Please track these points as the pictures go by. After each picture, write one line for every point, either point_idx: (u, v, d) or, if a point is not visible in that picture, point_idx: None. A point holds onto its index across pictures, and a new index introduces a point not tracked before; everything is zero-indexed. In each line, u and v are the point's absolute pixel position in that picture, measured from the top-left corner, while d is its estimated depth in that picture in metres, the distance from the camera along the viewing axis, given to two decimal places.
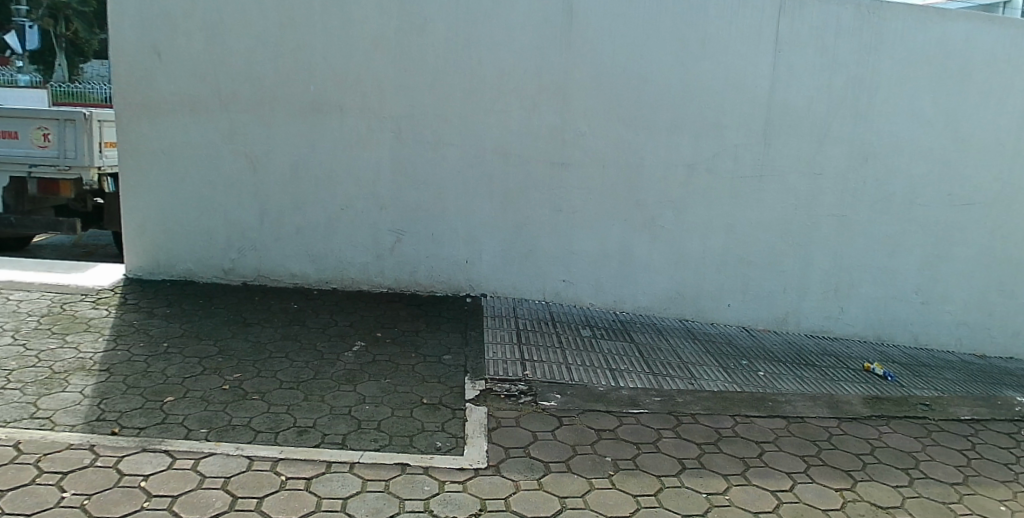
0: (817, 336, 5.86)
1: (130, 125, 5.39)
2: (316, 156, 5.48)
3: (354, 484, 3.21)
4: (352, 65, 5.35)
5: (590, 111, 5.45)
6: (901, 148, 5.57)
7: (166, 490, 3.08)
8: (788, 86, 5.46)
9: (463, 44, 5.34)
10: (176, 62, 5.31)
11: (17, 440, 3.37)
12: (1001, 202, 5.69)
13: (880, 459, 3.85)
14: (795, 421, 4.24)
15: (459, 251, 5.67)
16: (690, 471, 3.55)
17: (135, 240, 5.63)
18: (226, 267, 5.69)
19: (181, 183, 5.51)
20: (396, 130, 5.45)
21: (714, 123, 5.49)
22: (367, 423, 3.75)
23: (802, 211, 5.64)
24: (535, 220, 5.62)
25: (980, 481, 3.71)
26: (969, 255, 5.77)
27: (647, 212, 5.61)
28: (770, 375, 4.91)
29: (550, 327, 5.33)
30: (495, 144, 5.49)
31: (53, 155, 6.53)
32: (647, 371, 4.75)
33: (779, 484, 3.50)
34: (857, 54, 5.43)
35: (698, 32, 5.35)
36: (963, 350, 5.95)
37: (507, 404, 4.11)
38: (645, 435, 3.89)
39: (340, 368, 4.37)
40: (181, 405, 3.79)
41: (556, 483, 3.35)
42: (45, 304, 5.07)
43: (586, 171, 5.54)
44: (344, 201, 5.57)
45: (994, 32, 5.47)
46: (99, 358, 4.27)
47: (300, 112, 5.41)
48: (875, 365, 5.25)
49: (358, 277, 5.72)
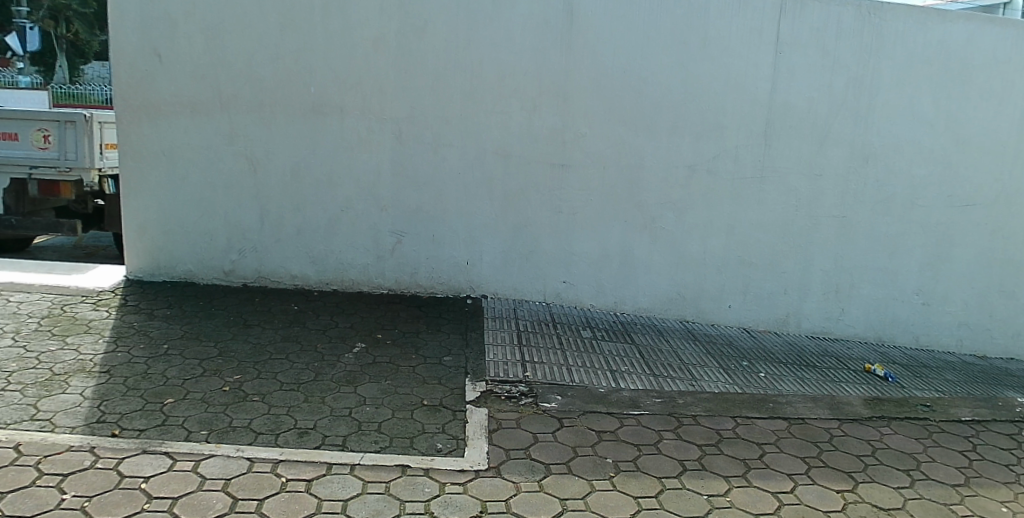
0: (818, 337, 5.86)
1: (131, 127, 5.39)
2: (316, 158, 5.48)
3: (354, 485, 3.21)
4: (353, 66, 5.35)
5: (590, 112, 5.44)
6: (902, 149, 5.56)
7: (166, 492, 3.07)
8: (789, 87, 5.46)
9: (464, 46, 5.34)
10: (176, 64, 5.31)
11: (17, 442, 3.36)
12: (1001, 203, 5.68)
13: (881, 460, 3.84)
14: (795, 422, 4.23)
15: (459, 252, 5.67)
16: (691, 473, 3.54)
17: (135, 241, 5.63)
18: (226, 268, 5.68)
19: (182, 184, 5.51)
20: (396, 132, 5.45)
21: (714, 124, 5.49)
22: (367, 424, 3.75)
23: (802, 213, 5.63)
24: (535, 221, 5.62)
25: (981, 482, 3.70)
26: (970, 256, 5.77)
27: (648, 213, 5.61)
28: (771, 376, 4.90)
29: (550, 329, 5.33)
30: (495, 146, 5.48)
31: (53, 156, 6.53)
32: (648, 372, 4.74)
33: (781, 485, 3.49)
34: (858, 55, 5.43)
35: (698, 34, 5.35)
36: (964, 351, 5.95)
37: (507, 405, 4.11)
38: (645, 437, 3.88)
39: (340, 370, 4.37)
40: (181, 407, 3.78)
41: (557, 485, 3.34)
42: (45, 306, 5.07)
43: (586, 172, 5.54)
44: (344, 203, 5.57)
45: (995, 32, 5.47)
46: (100, 359, 4.26)
47: (300, 113, 5.41)
48: (876, 366, 5.24)
49: (358, 278, 5.72)
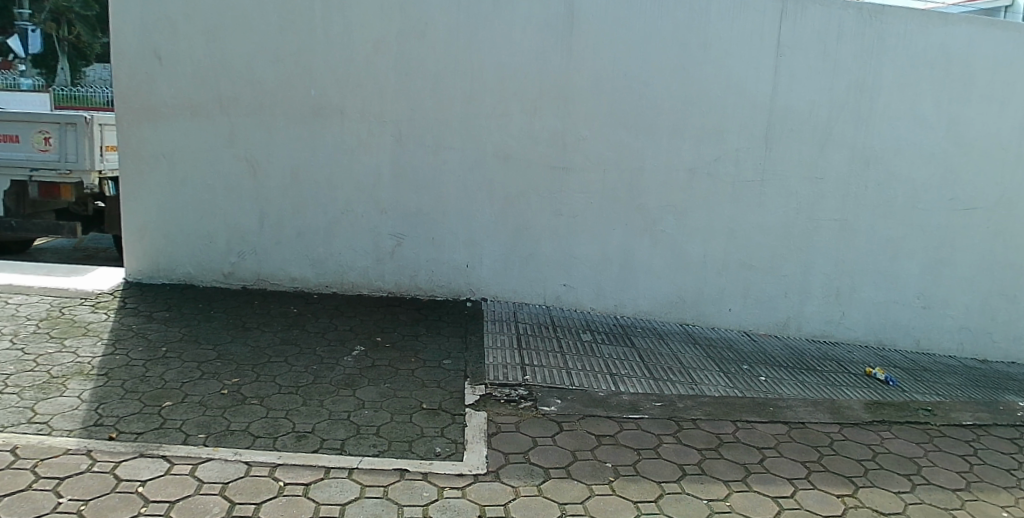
0: (819, 341, 5.84)
1: (131, 129, 5.39)
2: (316, 160, 5.47)
3: (352, 489, 3.19)
4: (353, 68, 5.34)
5: (590, 114, 5.43)
6: (902, 152, 5.55)
7: (164, 495, 3.06)
8: (789, 90, 5.45)
9: (464, 48, 5.33)
10: (176, 66, 5.31)
11: (14, 445, 3.35)
12: (1003, 206, 5.66)
13: (882, 465, 3.82)
14: (796, 426, 4.21)
15: (459, 255, 5.66)
16: (691, 477, 3.53)
17: (135, 243, 5.62)
18: (226, 270, 5.67)
19: (182, 186, 5.51)
20: (396, 134, 5.44)
21: (715, 127, 5.48)
22: (365, 428, 3.73)
23: (803, 216, 5.62)
24: (535, 224, 5.60)
25: (983, 487, 3.68)
26: (971, 259, 5.74)
27: (648, 216, 5.60)
28: (771, 379, 4.88)
29: (550, 332, 5.31)
30: (495, 148, 5.47)
31: (54, 158, 6.53)
32: (648, 375, 4.73)
33: (781, 490, 3.47)
34: (859, 58, 5.42)
35: (699, 36, 5.34)
36: (966, 355, 5.92)
37: (506, 409, 4.09)
38: (646, 441, 3.86)
39: (339, 373, 4.35)
40: (179, 410, 3.77)
41: (556, 489, 3.33)
42: (45, 308, 5.06)
43: (586, 174, 5.52)
44: (344, 205, 5.56)
45: (997, 34, 5.45)
46: (98, 362, 4.25)
47: (300, 116, 5.40)
48: (877, 370, 5.22)
49: (358, 281, 5.71)
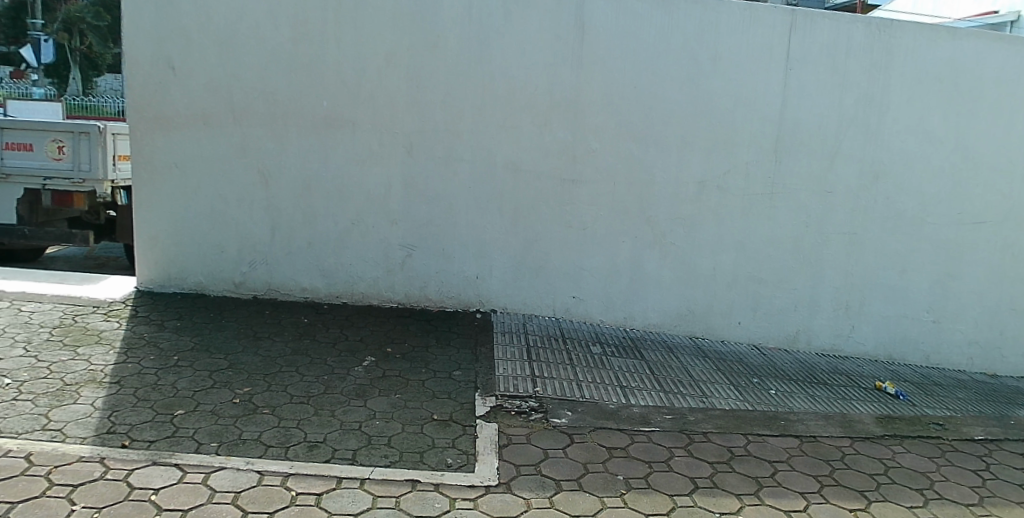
0: (828, 355, 5.83)
1: (144, 139, 5.44)
2: (328, 170, 5.51)
3: (365, 500, 3.19)
4: (364, 79, 5.38)
5: (600, 127, 5.46)
6: (911, 166, 5.56)
7: (176, 504, 3.07)
8: (799, 103, 5.47)
9: (475, 61, 5.37)
10: (191, 77, 5.36)
11: (28, 452, 3.37)
12: (1012, 221, 5.66)
13: (894, 479, 3.80)
14: (807, 440, 4.20)
15: (469, 266, 5.67)
16: (703, 490, 3.52)
17: (146, 252, 5.65)
18: (237, 279, 5.70)
19: (194, 196, 5.54)
20: (407, 145, 5.48)
21: (724, 141, 5.49)
22: (377, 438, 3.74)
23: (812, 229, 5.62)
24: (545, 237, 5.62)
25: (995, 502, 3.65)
26: (981, 275, 5.73)
27: (658, 229, 5.61)
28: (782, 393, 4.87)
29: (560, 344, 5.32)
30: (506, 160, 5.50)
31: (68, 167, 6.59)
32: (659, 388, 4.72)
33: (794, 504, 3.46)
34: (867, 72, 5.44)
35: (709, 50, 5.38)
36: (975, 370, 5.91)
37: (518, 421, 4.10)
38: (657, 453, 3.86)
39: (351, 383, 4.36)
40: (191, 419, 3.78)
41: (569, 501, 3.32)
42: (57, 316, 5.09)
43: (596, 186, 5.54)
44: (355, 217, 5.59)
45: (1005, 50, 5.46)
46: (111, 370, 4.28)
47: (312, 127, 5.44)
48: (887, 384, 5.21)
49: (368, 292, 5.73)
